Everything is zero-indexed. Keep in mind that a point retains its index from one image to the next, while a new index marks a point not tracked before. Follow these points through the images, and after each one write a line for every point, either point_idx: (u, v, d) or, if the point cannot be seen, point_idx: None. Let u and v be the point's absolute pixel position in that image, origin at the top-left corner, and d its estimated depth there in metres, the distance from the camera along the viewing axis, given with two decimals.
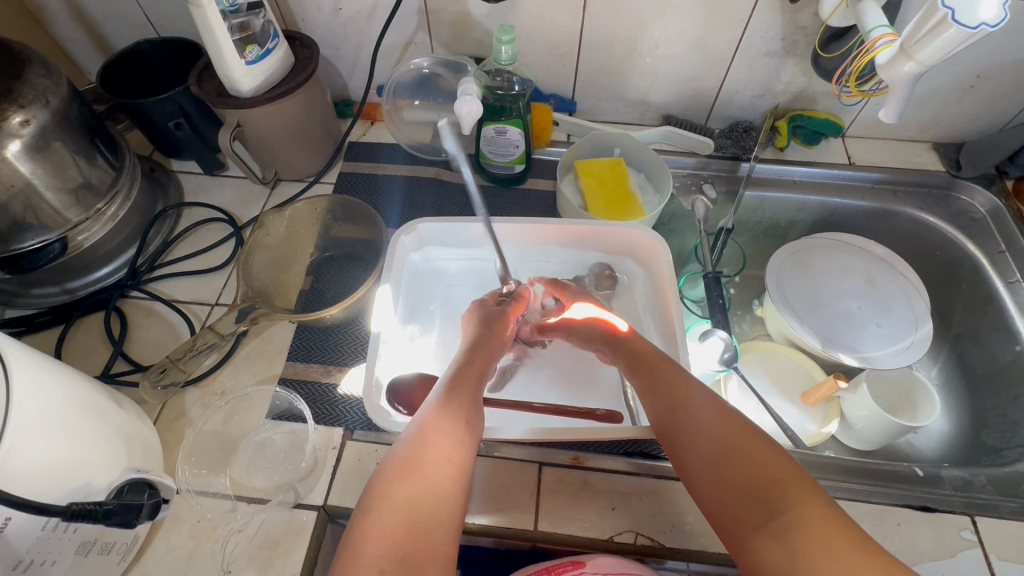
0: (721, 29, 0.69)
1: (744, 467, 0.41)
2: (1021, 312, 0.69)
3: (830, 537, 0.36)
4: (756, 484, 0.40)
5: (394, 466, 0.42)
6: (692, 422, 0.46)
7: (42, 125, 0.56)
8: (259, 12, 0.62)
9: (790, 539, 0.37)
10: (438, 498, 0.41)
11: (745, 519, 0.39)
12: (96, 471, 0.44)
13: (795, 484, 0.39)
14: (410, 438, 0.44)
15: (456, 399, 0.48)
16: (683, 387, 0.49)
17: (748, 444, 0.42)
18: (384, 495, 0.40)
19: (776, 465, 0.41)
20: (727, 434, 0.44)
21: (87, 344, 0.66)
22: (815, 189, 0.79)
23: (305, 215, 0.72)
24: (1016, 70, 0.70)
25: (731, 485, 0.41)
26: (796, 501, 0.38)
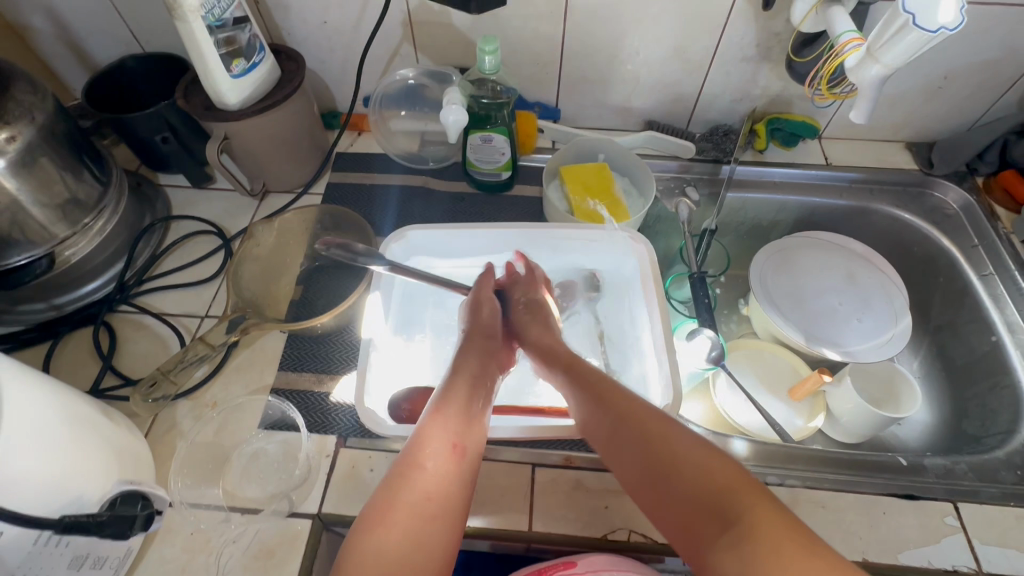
0: (698, 36, 0.72)
1: (690, 488, 0.39)
2: (995, 303, 0.71)
3: (784, 547, 0.34)
4: (704, 505, 0.38)
5: (377, 503, 0.41)
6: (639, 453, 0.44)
7: (27, 141, 0.56)
8: (244, 26, 0.63)
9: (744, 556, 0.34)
10: (422, 535, 0.40)
11: (699, 543, 0.37)
12: (88, 484, 0.44)
13: (744, 488, 0.38)
14: (395, 471, 0.43)
15: (442, 418, 0.46)
16: (620, 408, 0.47)
17: (693, 459, 0.41)
18: (364, 534, 0.39)
19: (720, 478, 0.39)
20: (669, 455, 0.42)
21: (75, 359, 0.65)
22: (794, 189, 0.82)
23: (294, 226, 0.74)
24: (980, 71, 0.73)
25: (683, 510, 0.39)
26: (748, 509, 0.36)
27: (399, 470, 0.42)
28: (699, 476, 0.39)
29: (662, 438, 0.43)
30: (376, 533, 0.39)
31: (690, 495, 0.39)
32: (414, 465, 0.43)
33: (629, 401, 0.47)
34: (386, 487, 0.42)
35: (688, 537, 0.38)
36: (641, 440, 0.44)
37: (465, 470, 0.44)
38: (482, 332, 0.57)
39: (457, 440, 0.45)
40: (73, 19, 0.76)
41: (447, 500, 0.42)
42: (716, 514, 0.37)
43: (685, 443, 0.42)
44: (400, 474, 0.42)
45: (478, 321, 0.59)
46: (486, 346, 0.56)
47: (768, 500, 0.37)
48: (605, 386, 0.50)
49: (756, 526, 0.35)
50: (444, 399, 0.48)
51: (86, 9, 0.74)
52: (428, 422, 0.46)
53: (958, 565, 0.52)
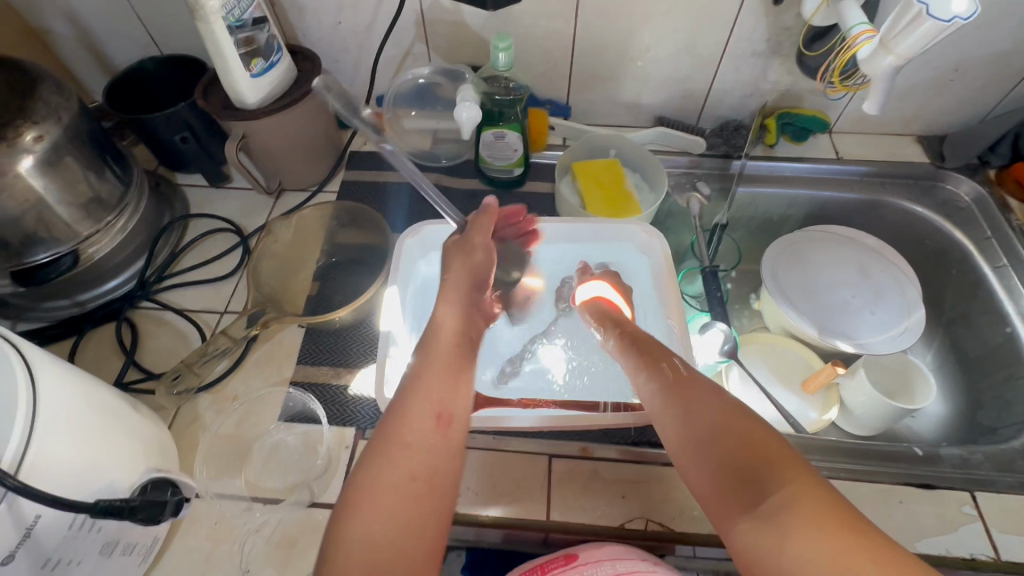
0: (708, 32, 0.72)
1: (731, 447, 0.41)
2: (1010, 295, 0.71)
3: (821, 518, 0.35)
4: (742, 470, 0.39)
5: (366, 478, 0.40)
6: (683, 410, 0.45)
7: (54, 141, 0.58)
8: (263, 26, 0.64)
9: (780, 523, 0.36)
10: (410, 514, 0.39)
11: (733, 507, 0.39)
12: (118, 471, 0.45)
13: (782, 458, 0.39)
14: (377, 447, 0.41)
15: (427, 395, 0.45)
16: (670, 373, 0.48)
17: (736, 424, 0.42)
18: (348, 515, 0.38)
19: (764, 447, 0.40)
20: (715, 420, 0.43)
21: (99, 354, 0.67)
22: (805, 183, 0.82)
23: (311, 222, 0.74)
24: (991, 62, 0.73)
25: (722, 471, 0.40)
26: (788, 479, 0.38)
27: (378, 449, 0.41)
28: (742, 443, 0.40)
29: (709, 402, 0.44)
30: (366, 515, 0.38)
31: (730, 461, 0.40)
32: (397, 442, 0.41)
33: (678, 368, 0.49)
34: (375, 462, 0.40)
35: (723, 499, 0.40)
36: (687, 403, 0.45)
37: (449, 447, 0.43)
38: (472, 279, 0.57)
39: (443, 410, 0.44)
40: (93, 22, 0.77)
41: (433, 476, 0.41)
42: (756, 481, 0.38)
43: (729, 409, 0.43)
44: (384, 451, 0.41)
45: (466, 264, 0.57)
46: (468, 293, 0.56)
47: (807, 472, 0.38)
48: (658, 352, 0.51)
49: (795, 497, 0.37)
50: (426, 370, 0.47)
51: (106, 12, 0.76)
52: (412, 394, 0.45)
53: (976, 553, 0.52)
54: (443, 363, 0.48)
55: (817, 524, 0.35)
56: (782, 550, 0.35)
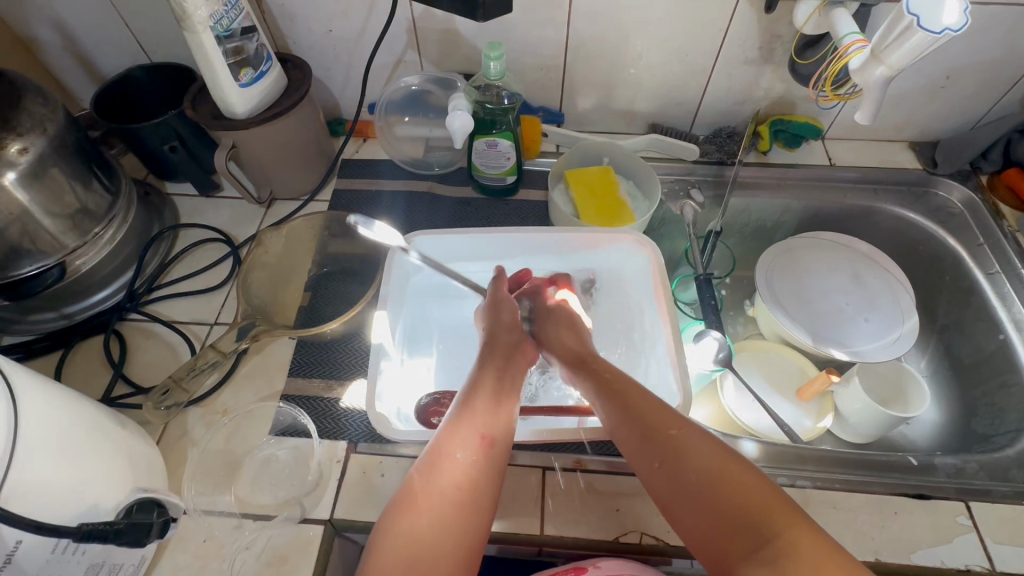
0: (700, 40, 0.72)
1: (724, 495, 0.40)
2: (1002, 302, 0.71)
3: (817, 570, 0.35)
4: (739, 515, 0.39)
5: (410, 497, 0.43)
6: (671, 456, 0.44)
7: (39, 153, 0.57)
8: (252, 36, 0.64)
9: (778, 569, 0.36)
10: (453, 527, 0.42)
11: (730, 553, 0.38)
12: (103, 492, 0.44)
13: (778, 508, 0.38)
14: (423, 468, 0.44)
15: (467, 413, 0.48)
16: (641, 407, 0.48)
17: (728, 472, 0.41)
18: (390, 526, 0.42)
19: (758, 490, 0.39)
20: (705, 459, 0.42)
21: (86, 367, 0.66)
22: (799, 190, 0.82)
23: (302, 232, 0.73)
24: (983, 69, 0.73)
25: (714, 521, 0.39)
26: (783, 530, 0.37)
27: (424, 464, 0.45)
28: (736, 485, 0.40)
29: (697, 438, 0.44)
30: (405, 520, 0.42)
31: (721, 506, 0.39)
32: (441, 457, 0.45)
33: (652, 399, 0.48)
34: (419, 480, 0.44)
35: (722, 547, 0.38)
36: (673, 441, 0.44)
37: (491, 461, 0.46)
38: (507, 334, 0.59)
39: (488, 431, 0.47)
40: (80, 29, 0.76)
41: (475, 488, 0.44)
42: (753, 528, 0.38)
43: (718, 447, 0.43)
44: (431, 464, 0.44)
45: (497, 318, 0.60)
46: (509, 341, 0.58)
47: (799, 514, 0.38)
48: (622, 379, 0.51)
49: (794, 544, 0.36)
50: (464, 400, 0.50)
51: (94, 20, 0.75)
52: (451, 419, 0.48)
53: (971, 564, 0.52)
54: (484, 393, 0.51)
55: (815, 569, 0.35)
56: None
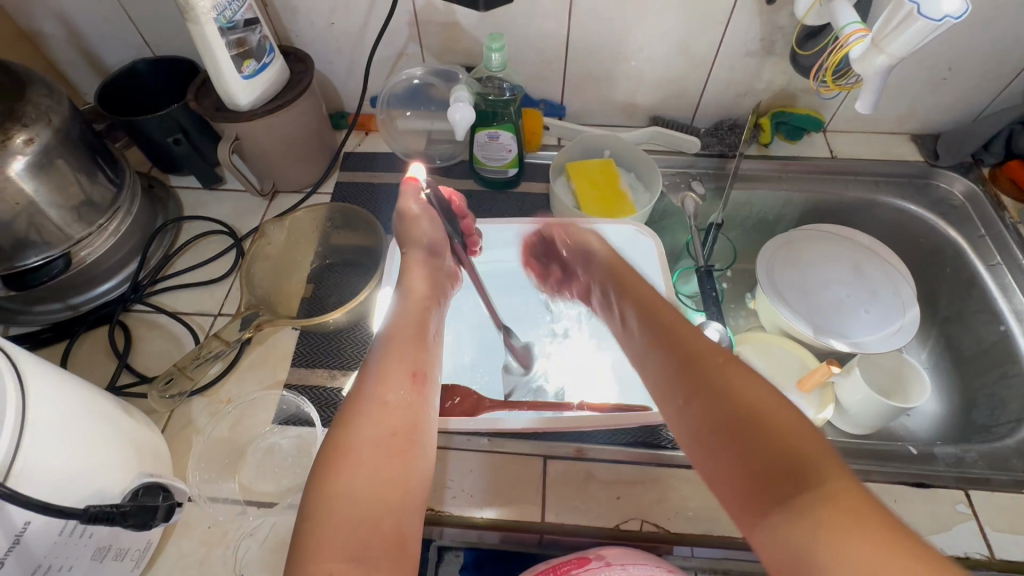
0: (701, 32, 0.72)
1: (760, 438, 0.36)
2: (1003, 293, 0.71)
3: (865, 525, 0.31)
4: (774, 460, 0.35)
5: (342, 446, 0.40)
6: (700, 390, 0.41)
7: (44, 144, 0.57)
8: (255, 28, 0.64)
9: (814, 521, 0.32)
10: (391, 474, 0.40)
11: (758, 497, 0.35)
12: (110, 478, 0.44)
13: (821, 457, 0.35)
14: (353, 410, 0.42)
15: (398, 352, 0.47)
16: (679, 336, 0.45)
17: (764, 413, 0.37)
18: (329, 482, 0.38)
19: (798, 435, 0.36)
20: (733, 401, 0.38)
21: (91, 357, 0.66)
22: (800, 182, 0.82)
23: (305, 224, 0.74)
24: (986, 60, 0.73)
25: (747, 464, 0.36)
26: (825, 478, 0.33)
27: (360, 407, 0.42)
28: (775, 422, 0.36)
29: (728, 378, 0.40)
30: (345, 477, 0.38)
31: (751, 457, 0.36)
32: (377, 402, 0.43)
33: (687, 332, 0.45)
34: (350, 426, 0.41)
35: (751, 492, 0.36)
36: (705, 377, 0.41)
37: (427, 400, 0.46)
38: (426, 249, 0.60)
39: (417, 369, 0.47)
40: (84, 23, 0.77)
41: (411, 432, 0.43)
42: (791, 474, 0.34)
43: (759, 385, 0.39)
44: (365, 407, 0.42)
45: (415, 242, 0.60)
46: (433, 266, 0.59)
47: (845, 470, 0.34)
48: (662, 307, 0.49)
49: (833, 493, 0.33)
50: (395, 336, 0.49)
51: (98, 13, 0.75)
52: (383, 357, 0.46)
53: (971, 552, 0.52)
54: (408, 330, 0.50)
55: (859, 525, 0.31)
56: (817, 554, 0.31)
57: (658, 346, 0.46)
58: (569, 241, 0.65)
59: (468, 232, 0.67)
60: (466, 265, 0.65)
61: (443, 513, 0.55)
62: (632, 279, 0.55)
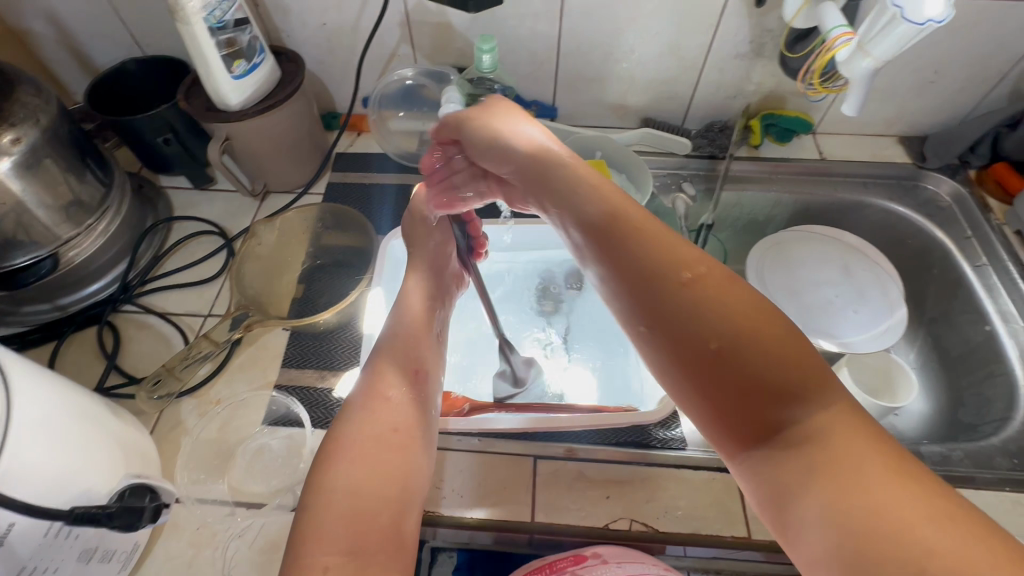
0: (691, 34, 0.73)
1: (734, 364, 0.35)
2: (989, 294, 0.72)
3: (848, 443, 0.31)
4: (750, 386, 0.34)
5: (343, 441, 0.40)
6: (666, 316, 0.38)
7: (32, 143, 0.57)
8: (245, 28, 0.64)
9: (798, 445, 0.32)
10: (389, 467, 0.40)
11: (737, 425, 0.34)
12: (96, 480, 0.44)
13: (799, 375, 0.33)
14: (353, 405, 0.43)
15: (398, 350, 0.48)
16: (636, 253, 0.41)
17: (735, 333, 0.35)
18: (326, 476, 0.38)
19: (774, 354, 0.34)
20: (702, 326, 0.36)
21: (79, 358, 0.66)
22: (790, 184, 0.83)
23: (295, 225, 0.75)
24: (971, 64, 0.74)
25: (722, 393, 0.35)
26: (806, 399, 0.33)
27: (361, 402, 0.43)
28: (748, 344, 0.35)
29: (707, 297, 0.37)
30: (344, 469, 0.38)
31: (733, 385, 0.34)
32: (377, 398, 0.43)
33: (655, 246, 0.41)
34: (355, 421, 0.41)
35: (730, 420, 0.35)
36: (682, 297, 0.38)
37: (425, 399, 0.47)
38: (437, 245, 0.62)
39: (418, 368, 0.48)
40: (73, 22, 0.76)
41: (411, 430, 0.43)
42: (770, 398, 0.33)
43: (743, 307, 0.37)
44: (366, 403, 0.43)
45: (420, 240, 0.62)
46: (437, 262, 0.61)
47: (841, 396, 0.33)
48: (625, 209, 0.44)
49: (814, 415, 0.32)
50: (394, 336, 0.50)
51: (87, 12, 0.75)
52: (383, 356, 0.47)
53: None
54: (409, 329, 0.51)
55: (840, 443, 0.31)
56: (801, 477, 0.31)
57: (625, 261, 0.42)
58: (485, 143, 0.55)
59: (475, 234, 0.67)
60: (470, 270, 0.65)
61: (433, 513, 0.55)
62: (565, 173, 0.49)
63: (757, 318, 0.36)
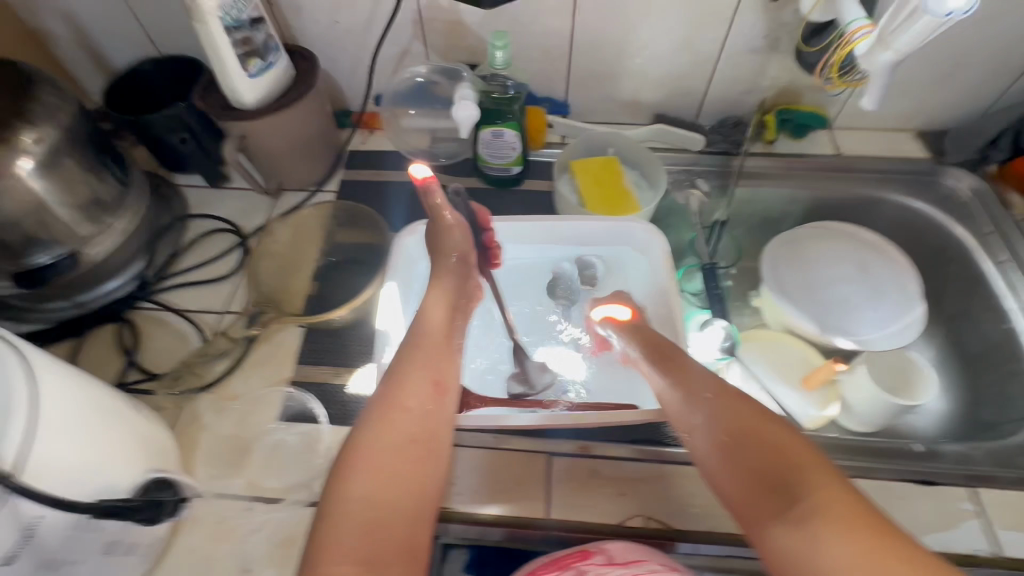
0: (706, 29, 0.72)
1: (759, 461, 0.44)
2: (1011, 290, 0.71)
3: (852, 522, 0.38)
4: (771, 477, 0.43)
5: (358, 450, 0.42)
6: (703, 418, 0.48)
7: (53, 144, 0.58)
8: (260, 27, 0.64)
9: (812, 526, 0.39)
10: (405, 481, 0.42)
11: (762, 511, 0.42)
12: (118, 473, 0.45)
13: (811, 467, 0.42)
14: (370, 414, 0.45)
15: (423, 359, 0.49)
16: (683, 370, 0.53)
17: (758, 435, 0.45)
18: (344, 486, 0.41)
19: (789, 454, 0.44)
20: (730, 428, 0.47)
21: (101, 354, 0.68)
22: (806, 181, 0.82)
23: (310, 223, 0.76)
24: (992, 57, 0.73)
25: (748, 481, 0.44)
26: (813, 488, 0.41)
27: (379, 413, 0.45)
28: (769, 447, 0.44)
29: (737, 410, 0.48)
30: (358, 479, 0.41)
31: (757, 469, 0.44)
32: (394, 406, 0.45)
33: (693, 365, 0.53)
34: (373, 431, 0.43)
35: (756, 506, 0.43)
36: (716, 404, 0.49)
37: (448, 409, 0.48)
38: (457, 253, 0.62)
39: (438, 378, 0.48)
40: (91, 23, 0.77)
41: (428, 439, 0.45)
42: (786, 486, 0.42)
43: (765, 417, 0.47)
44: (383, 415, 0.45)
45: (444, 245, 0.63)
46: (455, 266, 0.61)
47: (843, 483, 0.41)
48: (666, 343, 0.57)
49: (825, 500, 0.40)
50: (418, 343, 0.51)
51: (105, 14, 0.76)
52: (406, 366, 0.49)
53: (976, 549, 0.53)
54: (432, 335, 0.52)
55: (844, 522, 0.39)
56: (817, 553, 0.38)
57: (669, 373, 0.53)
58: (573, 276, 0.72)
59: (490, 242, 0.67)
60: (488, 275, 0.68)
61: (449, 510, 0.55)
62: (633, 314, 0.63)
63: (776, 426, 0.46)
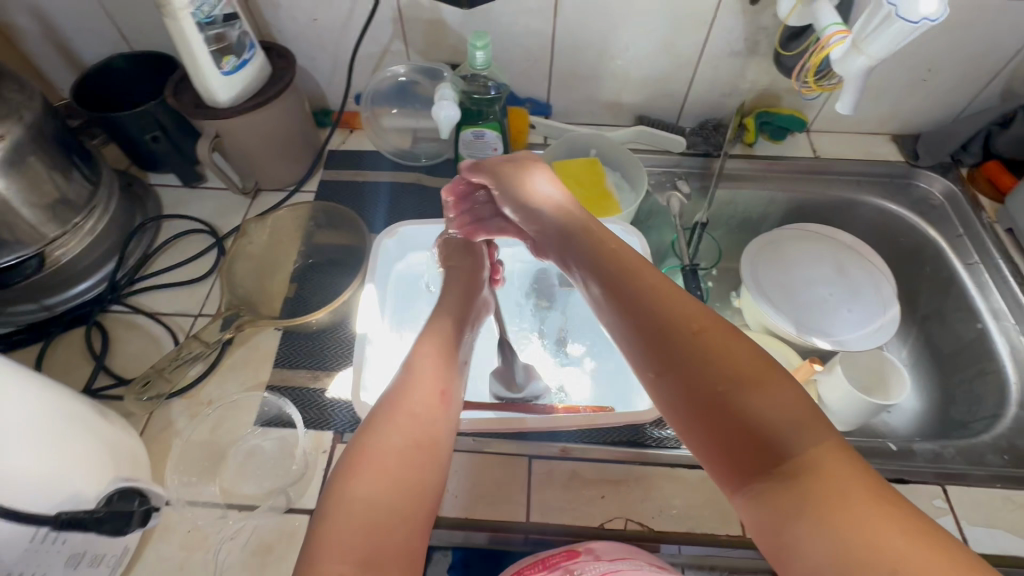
0: (686, 33, 0.73)
1: (740, 415, 0.36)
2: (981, 292, 0.72)
3: (852, 490, 0.32)
4: (752, 434, 0.35)
5: (365, 450, 0.41)
6: (671, 363, 0.39)
7: (17, 140, 0.55)
8: (235, 23, 0.63)
9: (799, 492, 0.32)
10: (405, 483, 0.40)
11: (740, 473, 0.35)
12: (83, 484, 0.44)
13: (806, 421, 0.35)
14: (371, 420, 0.43)
15: (431, 366, 0.48)
16: (644, 300, 0.43)
17: (739, 381, 0.37)
18: (343, 489, 0.39)
19: (778, 403, 0.35)
20: (703, 372, 0.38)
21: (68, 359, 0.65)
22: (785, 183, 0.83)
23: (287, 224, 0.74)
24: (964, 64, 0.74)
25: (723, 439, 0.36)
26: (808, 447, 0.34)
27: (379, 419, 0.43)
28: (753, 393, 0.36)
29: (716, 349, 0.39)
30: (355, 481, 0.39)
31: (737, 424, 0.36)
32: (397, 410, 0.44)
33: (659, 298, 0.43)
34: (374, 434, 0.42)
35: (733, 466, 0.36)
36: (691, 343, 0.39)
37: (450, 415, 0.46)
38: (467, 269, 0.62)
39: (444, 388, 0.47)
40: (60, 18, 0.75)
41: (432, 445, 0.43)
42: (771, 444, 0.34)
43: (748, 355, 0.38)
44: (386, 420, 0.43)
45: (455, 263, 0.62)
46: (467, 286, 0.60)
47: (837, 437, 0.34)
48: (638, 267, 0.46)
49: (819, 462, 0.33)
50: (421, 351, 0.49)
51: (75, 9, 0.74)
52: (408, 371, 0.47)
53: None
54: (439, 342, 0.51)
55: (844, 490, 0.32)
56: (804, 528, 0.32)
57: (622, 306, 0.44)
58: (516, 198, 0.59)
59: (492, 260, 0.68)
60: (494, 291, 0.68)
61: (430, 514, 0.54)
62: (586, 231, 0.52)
63: (763, 364, 0.38)
